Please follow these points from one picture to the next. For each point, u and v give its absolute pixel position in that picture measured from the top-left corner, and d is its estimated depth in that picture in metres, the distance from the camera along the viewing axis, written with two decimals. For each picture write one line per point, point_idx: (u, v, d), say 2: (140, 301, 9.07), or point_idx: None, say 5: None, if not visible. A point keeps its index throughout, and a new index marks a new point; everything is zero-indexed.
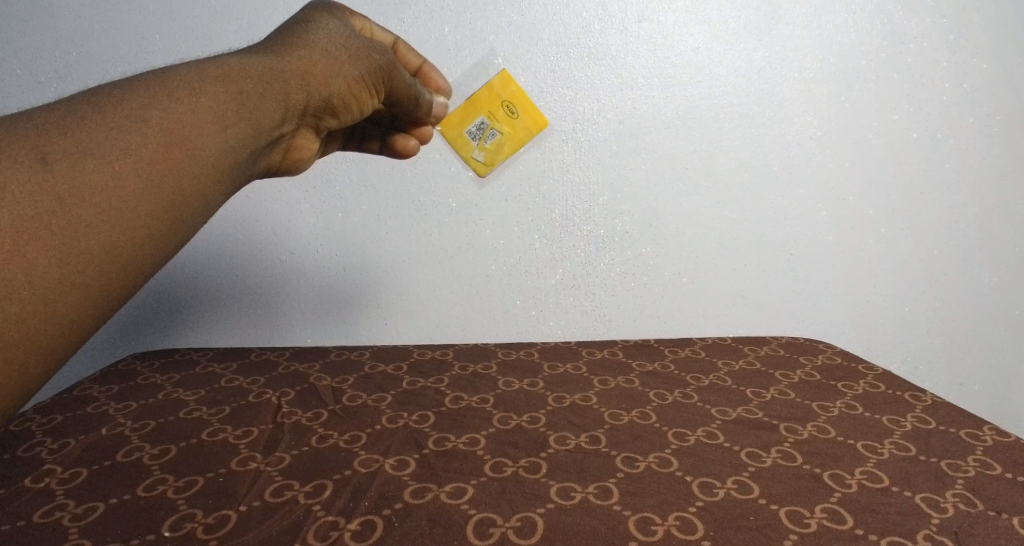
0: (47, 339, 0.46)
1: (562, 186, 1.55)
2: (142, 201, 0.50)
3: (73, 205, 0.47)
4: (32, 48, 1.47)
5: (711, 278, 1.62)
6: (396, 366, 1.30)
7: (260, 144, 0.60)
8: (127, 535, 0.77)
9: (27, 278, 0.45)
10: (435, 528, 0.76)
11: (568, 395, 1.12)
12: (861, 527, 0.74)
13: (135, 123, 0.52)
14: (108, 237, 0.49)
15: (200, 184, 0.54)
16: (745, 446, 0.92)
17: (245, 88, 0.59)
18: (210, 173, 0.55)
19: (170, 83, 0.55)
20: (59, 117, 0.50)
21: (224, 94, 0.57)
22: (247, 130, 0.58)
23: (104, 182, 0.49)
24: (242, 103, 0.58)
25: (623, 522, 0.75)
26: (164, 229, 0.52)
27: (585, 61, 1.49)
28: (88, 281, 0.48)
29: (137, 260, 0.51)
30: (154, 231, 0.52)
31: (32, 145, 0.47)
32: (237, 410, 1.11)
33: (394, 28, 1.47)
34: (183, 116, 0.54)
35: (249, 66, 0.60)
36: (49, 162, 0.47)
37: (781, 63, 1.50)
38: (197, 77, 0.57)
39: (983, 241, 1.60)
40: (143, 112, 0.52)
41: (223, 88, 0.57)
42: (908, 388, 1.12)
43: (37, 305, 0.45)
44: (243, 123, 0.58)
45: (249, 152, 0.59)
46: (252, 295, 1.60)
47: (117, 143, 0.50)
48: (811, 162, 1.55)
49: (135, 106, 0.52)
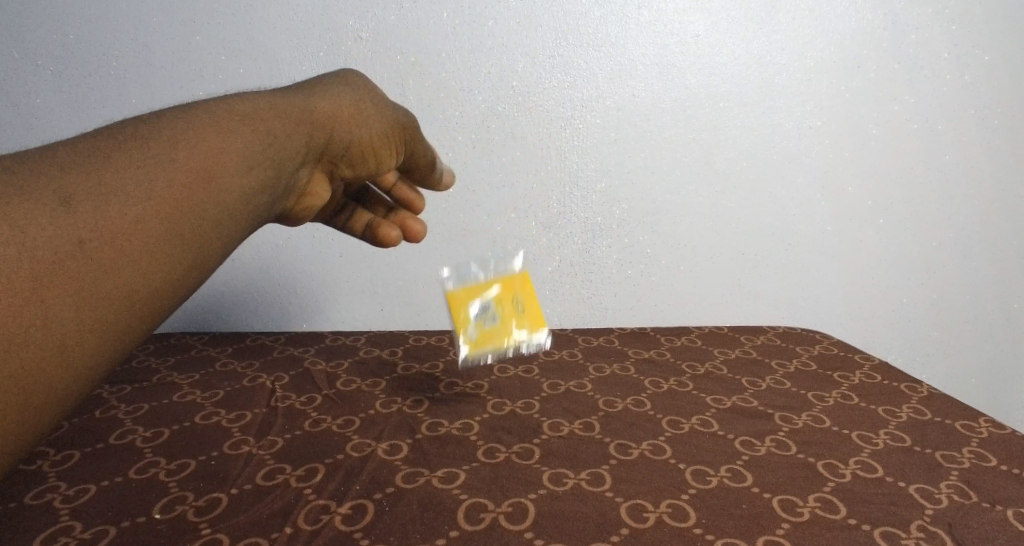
0: (61, 384, 0.45)
1: (562, 173, 1.54)
2: (161, 245, 0.49)
3: (95, 248, 0.46)
4: (31, 30, 1.43)
5: (709, 267, 1.61)
6: (391, 351, 1.30)
7: (277, 187, 0.59)
8: (117, 516, 0.76)
9: (44, 326, 0.43)
10: (426, 512, 0.75)
11: (563, 382, 1.12)
12: (853, 516, 0.74)
13: (159, 164, 0.50)
14: (125, 282, 0.47)
15: (218, 227, 0.53)
16: (740, 434, 0.92)
17: (266, 132, 0.58)
18: (228, 218, 0.54)
19: (193, 121, 0.54)
20: (84, 156, 0.48)
21: (246, 138, 0.56)
22: (266, 172, 0.57)
23: (126, 225, 0.47)
24: (261, 148, 0.57)
25: (615, 508, 0.75)
26: (181, 272, 0.51)
27: (584, 48, 1.47)
28: (105, 320, 0.46)
29: (152, 302, 0.49)
30: (170, 275, 0.50)
31: (54, 185, 0.46)
32: (232, 394, 1.10)
33: (393, 12, 1.44)
34: (205, 159, 0.53)
35: (269, 112, 0.59)
36: (72, 204, 0.46)
37: (782, 52, 1.49)
38: (219, 120, 0.56)
39: (981, 234, 1.59)
40: (164, 155, 0.51)
41: (244, 131, 0.56)
42: (905, 379, 1.11)
43: (53, 348, 0.44)
44: (265, 165, 0.57)
45: (267, 195, 0.58)
46: (247, 280, 1.58)
47: (140, 185, 0.49)
48: (811, 152, 1.54)
49: (157, 148, 0.51)
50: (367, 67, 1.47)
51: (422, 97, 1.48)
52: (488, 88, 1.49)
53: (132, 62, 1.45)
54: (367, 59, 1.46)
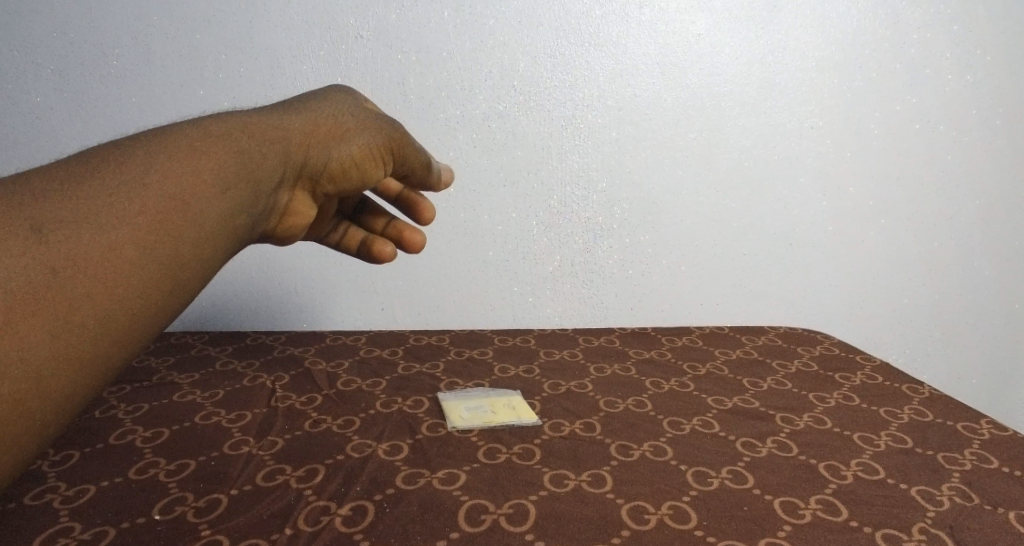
0: (41, 419, 0.42)
1: (563, 172, 1.53)
2: (136, 273, 0.45)
3: (67, 277, 0.43)
4: (32, 29, 1.42)
5: (711, 267, 1.61)
6: (392, 351, 1.30)
7: (260, 205, 0.55)
8: (117, 517, 0.76)
9: (14, 360, 0.40)
10: (426, 513, 0.75)
11: (564, 383, 1.12)
12: (855, 519, 0.74)
13: (133, 187, 0.47)
14: (101, 311, 0.44)
15: (200, 249, 0.49)
16: (741, 436, 0.92)
17: (245, 147, 0.54)
18: (211, 239, 0.50)
19: (170, 141, 0.51)
20: (55, 181, 0.45)
21: (223, 154, 0.52)
22: (247, 190, 0.54)
23: (98, 251, 0.44)
24: (241, 164, 0.53)
25: (616, 510, 0.75)
26: (161, 298, 0.47)
27: (585, 47, 1.47)
28: (83, 352, 0.43)
29: (132, 331, 0.46)
30: (150, 301, 0.46)
31: (23, 211, 0.43)
32: (232, 394, 1.10)
33: (394, 10, 1.44)
34: (182, 179, 0.49)
35: (251, 127, 0.56)
36: (42, 232, 0.43)
37: (783, 51, 1.48)
38: (198, 137, 0.52)
39: (982, 234, 1.59)
40: (140, 176, 0.48)
41: (222, 148, 0.53)
42: (907, 380, 1.11)
43: (29, 383, 0.41)
44: (243, 185, 0.53)
45: (250, 214, 0.54)
46: (248, 280, 1.57)
47: (111, 210, 0.45)
48: (812, 152, 1.54)
49: (134, 170, 0.48)
50: (367, 66, 1.46)
51: (422, 96, 1.48)
52: (489, 87, 1.48)
53: (132, 61, 1.45)
54: (367, 58, 1.46)
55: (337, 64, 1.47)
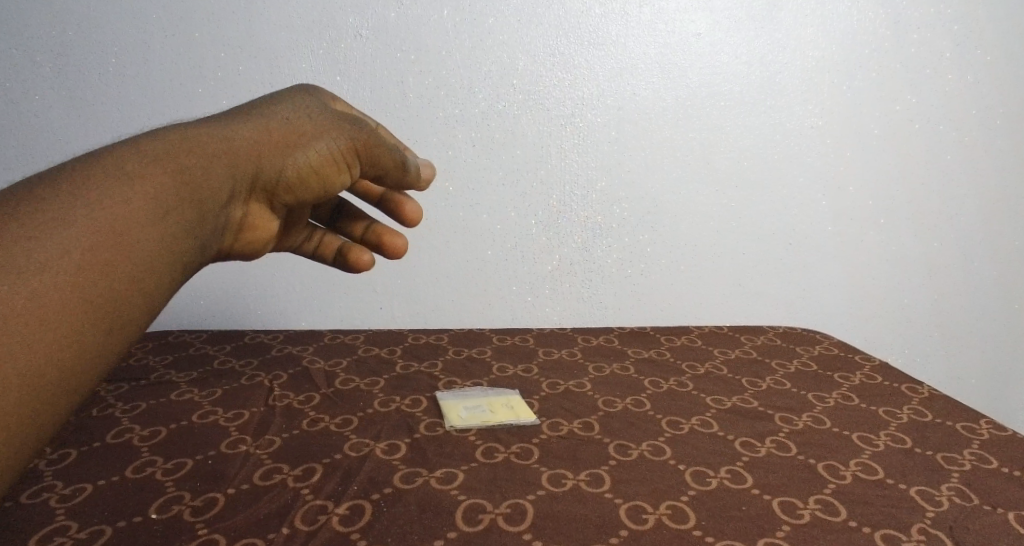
0: None
1: (563, 171, 1.53)
2: (63, 323, 0.38)
3: None
4: (31, 25, 1.42)
5: (710, 266, 1.60)
6: (390, 350, 1.29)
7: (204, 228, 0.47)
8: (114, 516, 0.76)
9: None
10: (424, 513, 0.75)
11: (562, 382, 1.12)
12: (854, 519, 0.73)
13: (53, 221, 0.40)
14: (25, 371, 0.37)
15: (139, 289, 0.42)
16: (740, 435, 0.92)
17: (184, 164, 0.46)
18: (151, 274, 0.43)
19: (97, 165, 0.43)
20: None
21: (158, 174, 0.45)
22: (188, 213, 0.46)
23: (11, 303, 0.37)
24: (179, 184, 0.45)
25: (614, 510, 0.75)
26: (97, 350, 0.40)
27: (585, 46, 1.47)
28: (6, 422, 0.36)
29: (68, 391, 0.39)
30: (83, 353, 0.39)
31: None
32: (230, 393, 1.10)
33: (393, 9, 1.44)
34: (111, 207, 0.42)
35: (190, 140, 0.48)
36: None
37: (783, 50, 1.48)
38: (128, 158, 0.45)
39: (982, 234, 1.59)
40: (56, 208, 0.40)
41: (157, 168, 0.45)
42: (906, 380, 1.11)
43: None
44: (184, 206, 0.45)
45: (193, 241, 0.46)
46: (246, 279, 1.56)
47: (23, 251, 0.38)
48: (812, 151, 1.53)
49: (49, 201, 0.40)
50: (366, 64, 1.46)
51: (421, 95, 1.48)
52: (488, 86, 1.48)
53: (131, 60, 1.44)
54: (366, 57, 1.46)
55: (336, 62, 1.46)
